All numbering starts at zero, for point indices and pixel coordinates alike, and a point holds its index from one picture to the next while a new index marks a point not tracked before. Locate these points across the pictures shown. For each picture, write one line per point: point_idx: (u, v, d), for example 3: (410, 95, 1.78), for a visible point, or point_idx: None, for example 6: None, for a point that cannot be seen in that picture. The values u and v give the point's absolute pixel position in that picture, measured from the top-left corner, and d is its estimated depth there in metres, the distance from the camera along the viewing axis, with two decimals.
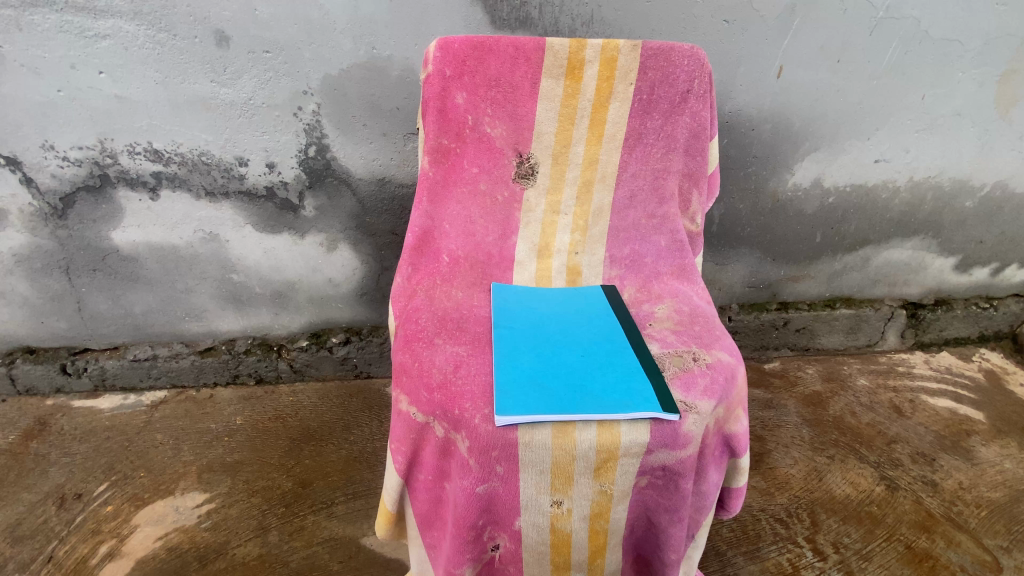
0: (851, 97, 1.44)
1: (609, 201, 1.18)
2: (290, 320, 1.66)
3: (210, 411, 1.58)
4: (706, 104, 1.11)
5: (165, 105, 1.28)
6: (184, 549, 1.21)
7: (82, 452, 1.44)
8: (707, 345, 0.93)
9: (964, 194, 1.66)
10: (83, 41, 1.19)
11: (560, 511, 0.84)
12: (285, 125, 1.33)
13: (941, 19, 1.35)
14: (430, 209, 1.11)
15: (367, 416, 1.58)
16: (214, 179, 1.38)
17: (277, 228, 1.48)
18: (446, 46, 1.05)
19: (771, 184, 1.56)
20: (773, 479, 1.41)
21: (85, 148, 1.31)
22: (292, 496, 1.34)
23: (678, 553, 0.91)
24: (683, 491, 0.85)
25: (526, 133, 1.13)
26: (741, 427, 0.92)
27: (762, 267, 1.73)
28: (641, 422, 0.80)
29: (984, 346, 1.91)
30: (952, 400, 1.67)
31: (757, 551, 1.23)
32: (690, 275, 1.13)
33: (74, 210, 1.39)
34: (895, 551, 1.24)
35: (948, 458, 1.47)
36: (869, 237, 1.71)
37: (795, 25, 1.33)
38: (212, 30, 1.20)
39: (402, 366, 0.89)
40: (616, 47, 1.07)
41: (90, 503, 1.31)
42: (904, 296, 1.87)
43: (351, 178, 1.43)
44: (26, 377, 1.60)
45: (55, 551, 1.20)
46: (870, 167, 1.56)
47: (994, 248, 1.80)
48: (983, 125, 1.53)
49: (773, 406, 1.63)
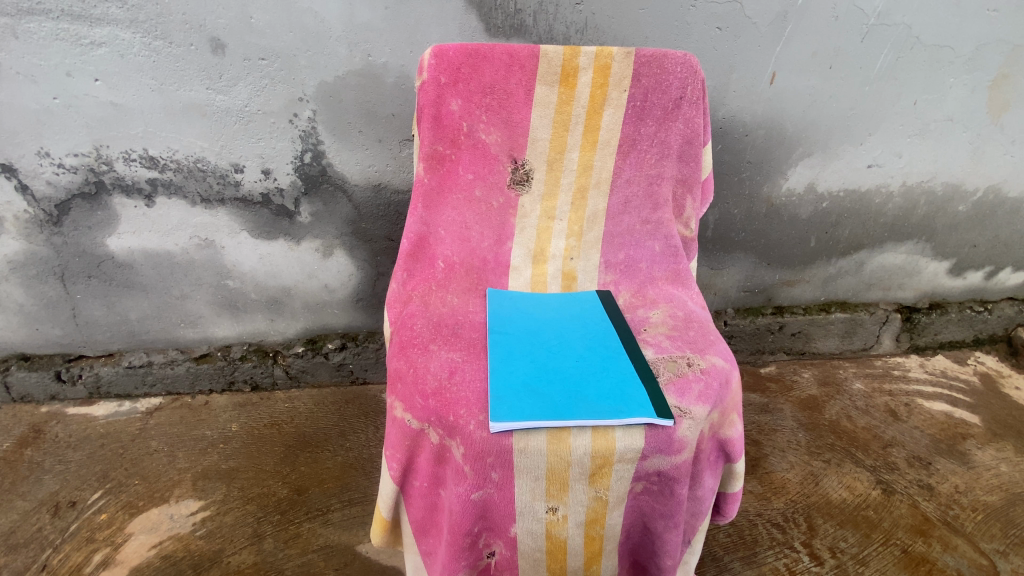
0: (843, 103, 1.45)
1: (604, 206, 1.19)
2: (287, 326, 1.66)
3: (205, 418, 1.57)
4: (699, 110, 1.12)
5: (160, 112, 1.28)
6: (178, 557, 1.21)
7: (77, 459, 1.43)
8: (702, 350, 0.93)
9: (957, 198, 1.67)
10: (79, 49, 1.20)
11: (556, 518, 0.84)
12: (281, 131, 1.33)
13: (932, 25, 1.36)
14: (425, 215, 1.11)
15: (362, 422, 1.58)
16: (210, 185, 1.38)
17: (273, 235, 1.48)
18: (440, 54, 1.06)
19: (764, 190, 1.57)
20: (770, 483, 1.41)
21: (81, 155, 1.31)
22: (287, 503, 1.33)
23: (675, 558, 0.91)
24: (678, 496, 0.85)
25: (521, 139, 1.14)
26: (736, 432, 0.91)
27: (757, 272, 1.74)
28: (636, 428, 0.80)
29: (979, 350, 1.92)
30: (948, 404, 1.67)
31: (754, 556, 1.23)
32: (685, 280, 1.13)
33: (70, 217, 1.39)
34: (892, 555, 1.24)
35: (944, 462, 1.47)
36: (863, 241, 1.72)
37: (787, 31, 1.34)
38: (208, 38, 1.21)
39: (397, 372, 0.89)
40: (609, 55, 1.08)
41: (84, 511, 1.30)
42: (898, 300, 1.87)
43: (347, 185, 1.43)
44: (20, 385, 1.59)
45: (49, 560, 1.20)
46: (864, 172, 1.57)
47: (988, 252, 1.81)
48: (975, 130, 1.54)
49: (770, 410, 1.64)
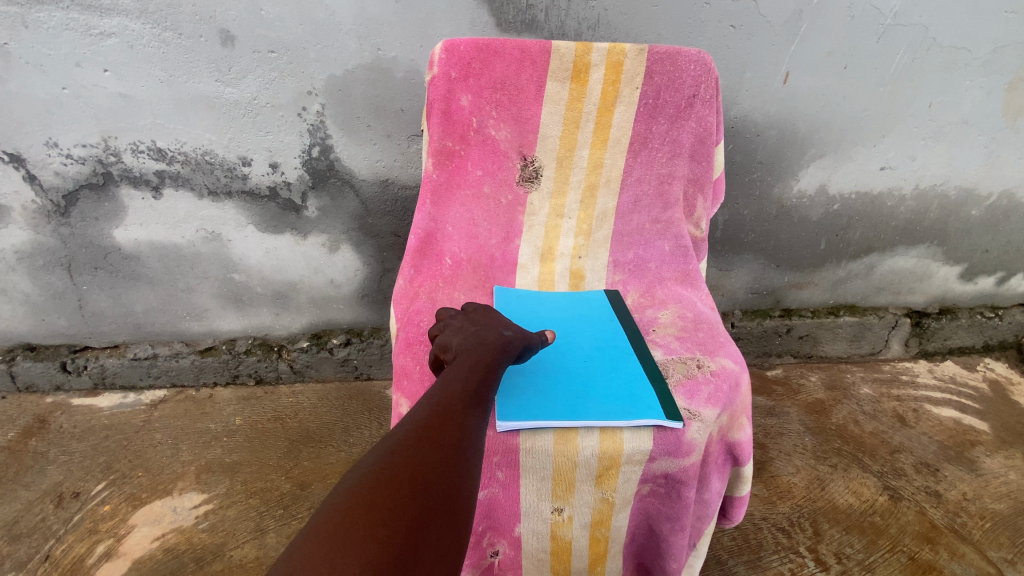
0: (857, 105, 1.43)
1: (613, 205, 1.18)
2: (292, 320, 1.66)
3: (210, 410, 1.57)
4: (712, 109, 1.10)
5: (170, 104, 1.28)
6: (181, 550, 1.21)
7: (81, 450, 1.43)
8: (711, 352, 0.91)
9: (970, 202, 1.65)
10: (89, 39, 1.19)
11: (561, 519, 0.83)
12: (289, 125, 1.33)
13: (950, 26, 1.34)
14: (433, 211, 1.10)
15: (366, 418, 1.57)
16: (217, 178, 1.38)
17: (279, 229, 1.48)
18: (451, 48, 1.04)
19: (775, 191, 1.56)
20: (775, 487, 1.40)
21: (89, 146, 1.30)
22: (290, 498, 1.33)
23: (680, 562, 0.90)
24: (685, 499, 0.83)
25: (531, 136, 1.13)
26: (745, 435, 0.90)
27: (766, 273, 1.72)
28: (644, 429, 0.79)
29: (988, 356, 1.90)
30: (956, 410, 1.66)
31: (759, 560, 1.22)
32: (694, 281, 1.12)
33: (77, 208, 1.39)
34: (899, 562, 1.23)
35: (952, 468, 1.46)
36: (874, 245, 1.70)
37: (802, 30, 1.32)
38: (217, 30, 1.20)
39: (403, 369, 0.87)
40: (622, 51, 1.06)
41: (87, 502, 1.30)
42: (908, 305, 1.86)
43: (355, 180, 1.42)
44: (25, 375, 1.60)
45: (51, 551, 1.20)
46: (876, 174, 1.55)
47: (1000, 258, 1.79)
48: (990, 133, 1.52)
49: (776, 413, 1.63)
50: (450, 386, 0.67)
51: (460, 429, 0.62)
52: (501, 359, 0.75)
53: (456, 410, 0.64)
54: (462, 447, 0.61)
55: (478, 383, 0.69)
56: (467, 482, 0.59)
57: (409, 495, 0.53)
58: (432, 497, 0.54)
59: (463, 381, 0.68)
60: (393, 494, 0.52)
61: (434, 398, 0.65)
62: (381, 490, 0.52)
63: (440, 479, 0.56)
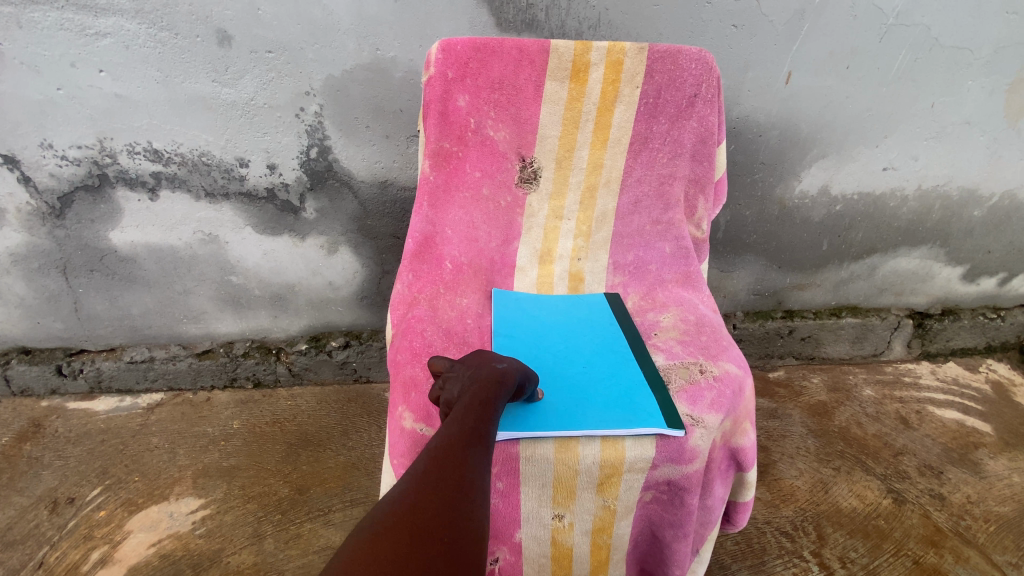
0: (859, 105, 1.42)
1: (613, 205, 1.17)
2: (290, 322, 1.64)
3: (207, 414, 1.55)
4: (714, 108, 1.09)
5: (165, 104, 1.26)
6: (177, 557, 1.19)
7: (76, 455, 1.42)
8: (714, 356, 0.90)
9: (973, 203, 1.64)
10: (84, 39, 1.18)
11: (562, 525, 0.82)
12: (287, 126, 1.31)
13: (952, 26, 1.33)
14: (431, 214, 1.07)
15: (365, 421, 1.56)
16: (214, 180, 1.37)
17: (277, 230, 1.46)
18: (448, 48, 1.03)
19: (777, 192, 1.55)
20: (778, 491, 1.38)
21: (84, 147, 1.29)
22: (288, 503, 1.31)
23: (683, 568, 0.88)
24: (688, 506, 0.82)
25: (529, 137, 1.12)
26: (748, 440, 0.88)
27: (767, 274, 1.71)
28: (647, 438, 0.78)
29: (990, 357, 1.89)
30: (959, 412, 1.64)
31: (762, 565, 1.21)
32: (696, 283, 1.10)
33: (72, 210, 1.37)
34: (904, 566, 1.22)
35: (955, 471, 1.45)
36: (876, 245, 1.69)
37: (804, 29, 1.31)
38: (214, 30, 1.19)
39: (412, 380, 0.84)
40: (622, 50, 1.05)
41: (82, 508, 1.29)
42: (910, 305, 1.85)
43: (353, 181, 1.41)
44: (21, 378, 1.58)
45: (45, 558, 1.18)
46: (878, 175, 1.54)
47: (1002, 258, 1.78)
48: (993, 133, 1.51)
49: (779, 416, 1.61)
50: (447, 428, 0.64)
51: (462, 466, 0.60)
52: (499, 392, 0.71)
53: (458, 449, 0.61)
54: (466, 484, 0.58)
55: (475, 420, 0.66)
56: (474, 520, 0.56)
57: (411, 538, 0.50)
58: (438, 541, 0.51)
59: (459, 422, 0.65)
60: (393, 538, 0.49)
61: (433, 441, 0.63)
62: (379, 537, 0.49)
63: (443, 517, 0.53)
